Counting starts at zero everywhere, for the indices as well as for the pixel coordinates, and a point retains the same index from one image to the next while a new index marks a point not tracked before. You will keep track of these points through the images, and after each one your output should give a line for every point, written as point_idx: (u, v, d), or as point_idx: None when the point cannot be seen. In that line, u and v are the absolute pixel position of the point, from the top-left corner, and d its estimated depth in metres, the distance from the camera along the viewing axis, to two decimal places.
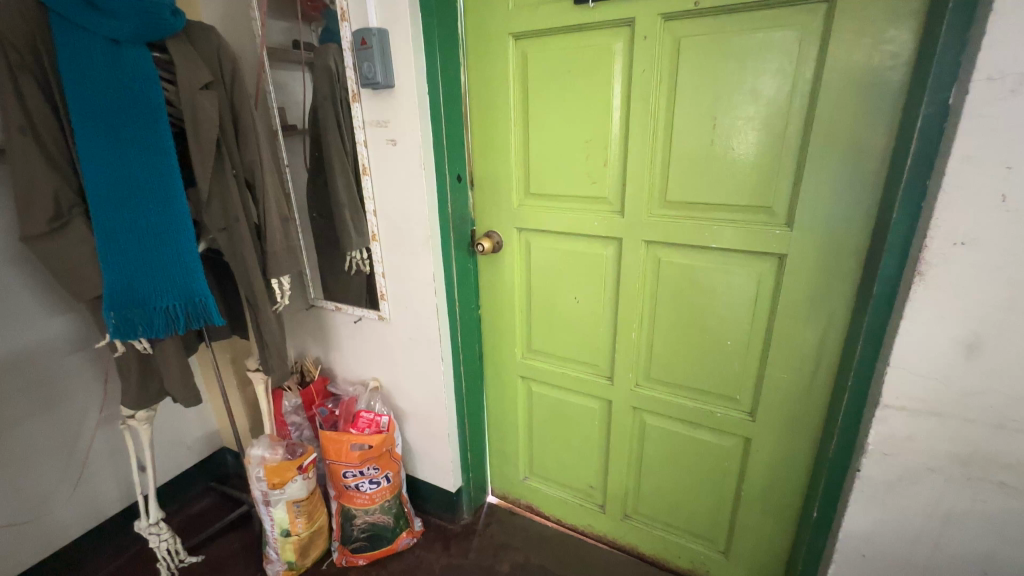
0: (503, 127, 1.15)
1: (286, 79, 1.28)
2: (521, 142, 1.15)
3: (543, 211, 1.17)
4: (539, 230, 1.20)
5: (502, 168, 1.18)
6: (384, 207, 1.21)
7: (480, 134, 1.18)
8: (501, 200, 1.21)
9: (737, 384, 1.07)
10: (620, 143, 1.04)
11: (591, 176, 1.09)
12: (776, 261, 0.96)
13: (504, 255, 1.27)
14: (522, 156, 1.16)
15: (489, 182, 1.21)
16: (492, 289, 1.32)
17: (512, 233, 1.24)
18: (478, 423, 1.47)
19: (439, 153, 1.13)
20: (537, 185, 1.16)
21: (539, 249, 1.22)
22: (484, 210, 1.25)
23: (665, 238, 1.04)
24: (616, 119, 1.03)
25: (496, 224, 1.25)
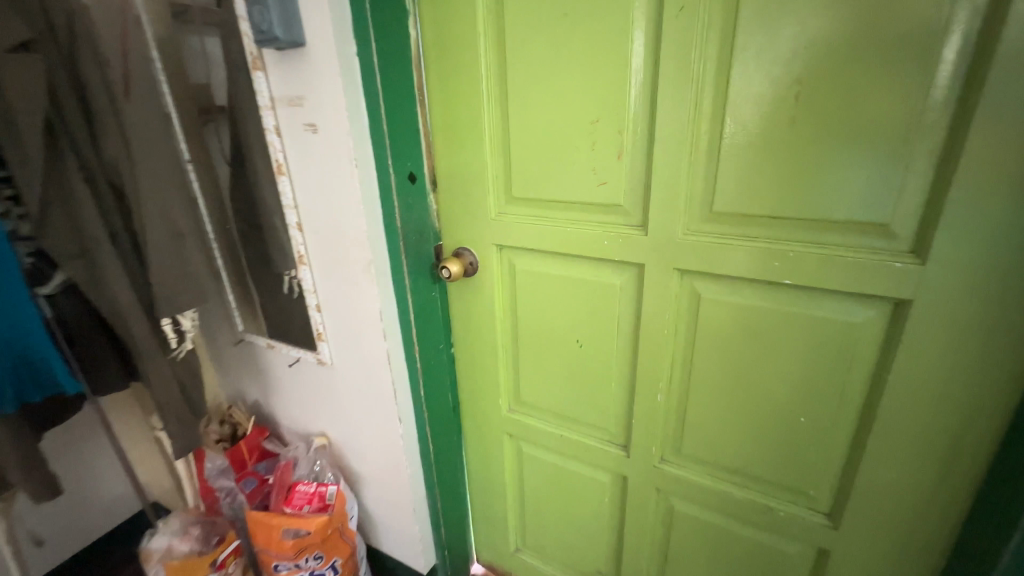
0: (473, 104, 0.80)
1: (195, 45, 1.00)
2: (499, 126, 0.81)
3: (531, 223, 0.83)
4: (526, 249, 0.87)
5: (474, 162, 0.84)
6: (311, 219, 0.88)
7: (440, 114, 0.83)
8: (474, 207, 0.87)
9: (811, 474, 0.75)
10: (643, 126, 0.69)
11: (598, 176, 0.75)
12: (886, 308, 0.62)
13: (481, 281, 0.94)
14: (501, 146, 0.82)
15: (456, 183, 0.87)
16: (467, 324, 1.00)
17: (490, 253, 0.90)
18: (456, 487, 1.16)
19: (380, 145, 0.79)
20: (522, 188, 0.82)
21: (526, 274, 0.89)
22: (451, 220, 0.91)
23: (709, 267, 0.70)
24: (636, 89, 0.68)
25: (468, 239, 0.91)
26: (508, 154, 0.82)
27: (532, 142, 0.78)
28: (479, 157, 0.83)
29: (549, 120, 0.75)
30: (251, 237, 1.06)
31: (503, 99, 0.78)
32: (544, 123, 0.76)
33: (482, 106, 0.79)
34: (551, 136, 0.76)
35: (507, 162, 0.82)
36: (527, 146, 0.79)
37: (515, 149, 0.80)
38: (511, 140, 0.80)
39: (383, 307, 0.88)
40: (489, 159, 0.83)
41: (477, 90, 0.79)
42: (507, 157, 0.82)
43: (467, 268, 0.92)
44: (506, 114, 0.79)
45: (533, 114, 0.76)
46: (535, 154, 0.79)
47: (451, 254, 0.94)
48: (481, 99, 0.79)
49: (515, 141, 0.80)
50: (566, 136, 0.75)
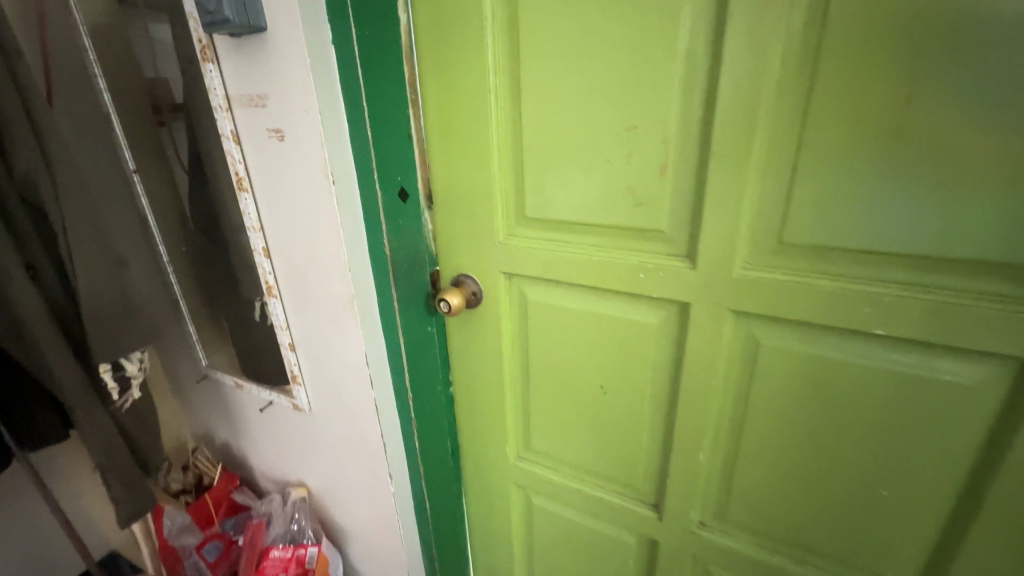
0: (478, 106, 0.65)
1: (139, 33, 0.80)
2: (509, 133, 0.66)
3: (548, 250, 0.69)
4: (541, 279, 0.73)
5: (478, 176, 0.69)
6: (281, 243, 0.72)
7: (437, 118, 0.69)
8: (477, 229, 0.73)
9: (890, 554, 0.62)
10: (694, 134, 0.56)
11: (634, 195, 0.61)
12: (1004, 367, 0.50)
13: (486, 314, 0.80)
14: (512, 158, 0.68)
15: (457, 200, 0.73)
16: (469, 361, 0.86)
17: (497, 282, 0.76)
18: (455, 541, 1.02)
19: (364, 156, 0.64)
20: (537, 207, 0.68)
21: (541, 308, 0.75)
22: (450, 243, 0.77)
23: (773, 310, 0.57)
24: (688, 89, 0.54)
25: (470, 265, 0.77)
26: (520, 167, 0.67)
27: (551, 153, 0.64)
28: (484, 170, 0.69)
29: (573, 126, 0.61)
30: (213, 259, 0.90)
31: (517, 101, 0.64)
32: (567, 131, 0.62)
33: (489, 109, 0.65)
34: (575, 146, 0.62)
35: (520, 176, 0.68)
36: (546, 157, 0.65)
37: (530, 162, 0.66)
38: (526, 151, 0.66)
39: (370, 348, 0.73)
40: (497, 172, 0.69)
41: (483, 89, 0.64)
42: (520, 171, 0.68)
43: (469, 299, 0.78)
44: (519, 119, 0.65)
45: (554, 120, 0.62)
46: (555, 168, 0.65)
47: (449, 282, 0.80)
48: (488, 100, 0.65)
49: (530, 152, 0.65)
50: (595, 146, 0.61)
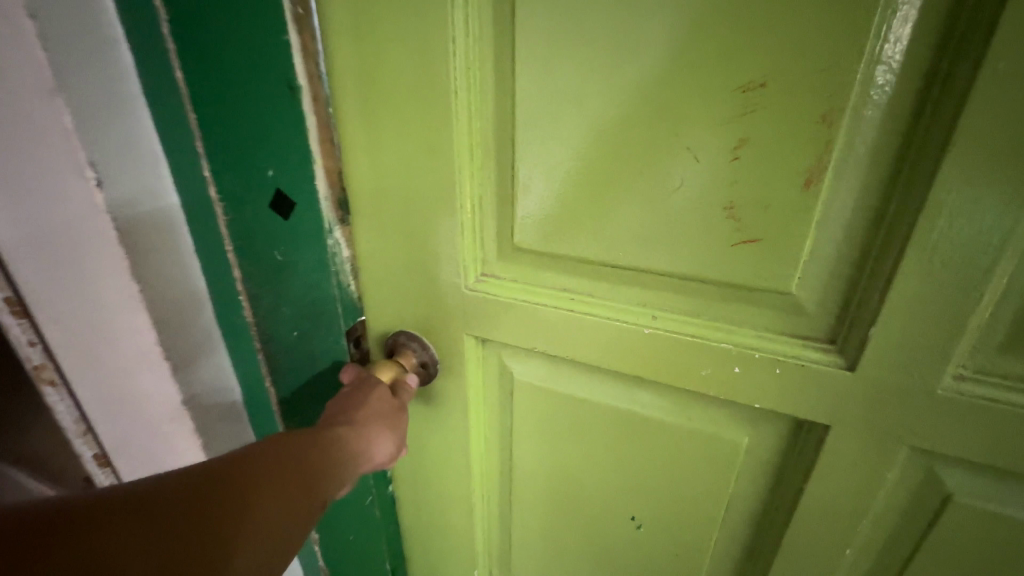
0: (426, 31, 0.32)
1: None
2: (489, 91, 0.34)
3: (558, 310, 0.38)
4: (540, 353, 0.42)
5: (430, 172, 0.37)
6: (30, 285, 0.31)
7: (342, 52, 0.35)
8: (429, 265, 0.41)
9: None
10: (895, 106, 0.26)
11: (742, 227, 0.31)
12: None
13: (443, 399, 0.48)
14: (495, 141, 0.36)
15: (388, 213, 0.40)
16: (414, 460, 0.54)
17: (462, 353, 0.45)
18: None
19: (180, 133, 0.32)
20: (541, 235, 0.37)
21: (538, 396, 0.44)
22: (378, 285, 0.44)
23: (1005, 457, 0.30)
24: (899, 9, 0.24)
25: (413, 323, 0.45)
26: (511, 159, 0.36)
27: (575, 135, 0.33)
28: (440, 162, 0.36)
29: (624, 82, 0.30)
30: None
31: (505, 26, 0.32)
32: (611, 92, 0.31)
33: (449, 37, 0.32)
34: (624, 124, 0.31)
35: (509, 176, 0.36)
36: (562, 141, 0.33)
37: (529, 151, 0.34)
38: (523, 128, 0.34)
39: (231, 450, 0.46)
40: (465, 168, 0.36)
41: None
42: (509, 165, 0.36)
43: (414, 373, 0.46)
44: (510, 64, 0.33)
45: (584, 66, 0.31)
46: (581, 164, 0.34)
47: (379, 345, 0.47)
48: (447, 20, 0.32)
49: (531, 132, 0.34)
50: (669, 126, 0.30)
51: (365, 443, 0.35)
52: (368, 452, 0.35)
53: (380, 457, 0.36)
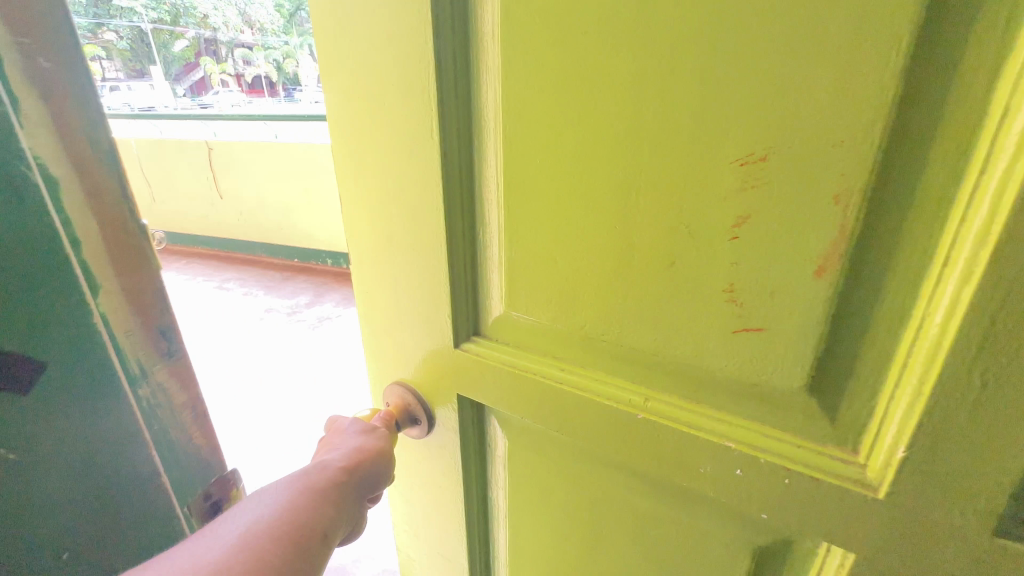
0: (415, 93, 0.32)
1: None
2: (481, 151, 0.33)
3: (544, 380, 0.36)
4: (528, 423, 0.39)
5: (421, 229, 0.36)
6: None
7: (349, 116, 0.37)
8: (419, 319, 0.40)
9: None
10: (923, 186, 0.21)
11: (743, 311, 0.27)
12: None
13: (433, 460, 0.46)
14: (486, 201, 0.35)
15: (387, 267, 0.40)
16: (404, 514, 0.52)
17: (451, 413, 0.43)
18: None
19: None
20: (529, 300, 0.35)
21: (525, 468, 0.41)
22: (383, 337, 0.44)
23: None
24: (921, 74, 0.20)
25: (414, 379, 0.44)
26: (499, 220, 0.34)
27: (559, 202, 0.31)
28: (429, 220, 0.36)
29: (606, 149, 0.28)
30: None
31: (492, 87, 0.31)
32: (593, 158, 0.28)
33: (436, 98, 0.32)
34: (611, 191, 0.28)
35: (497, 237, 0.35)
36: (543, 204, 0.31)
37: (514, 213, 0.33)
38: (508, 190, 0.33)
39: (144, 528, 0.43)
40: (453, 226, 0.35)
41: (422, 56, 0.31)
42: (498, 225, 0.35)
43: (407, 426, 0.46)
44: (496, 124, 0.32)
45: (565, 129, 0.29)
46: (565, 228, 0.31)
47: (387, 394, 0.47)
48: (434, 82, 0.31)
49: (516, 194, 0.32)
50: (659, 196, 0.27)
51: (349, 466, 0.38)
52: (351, 460, 0.39)
53: (370, 469, 0.40)
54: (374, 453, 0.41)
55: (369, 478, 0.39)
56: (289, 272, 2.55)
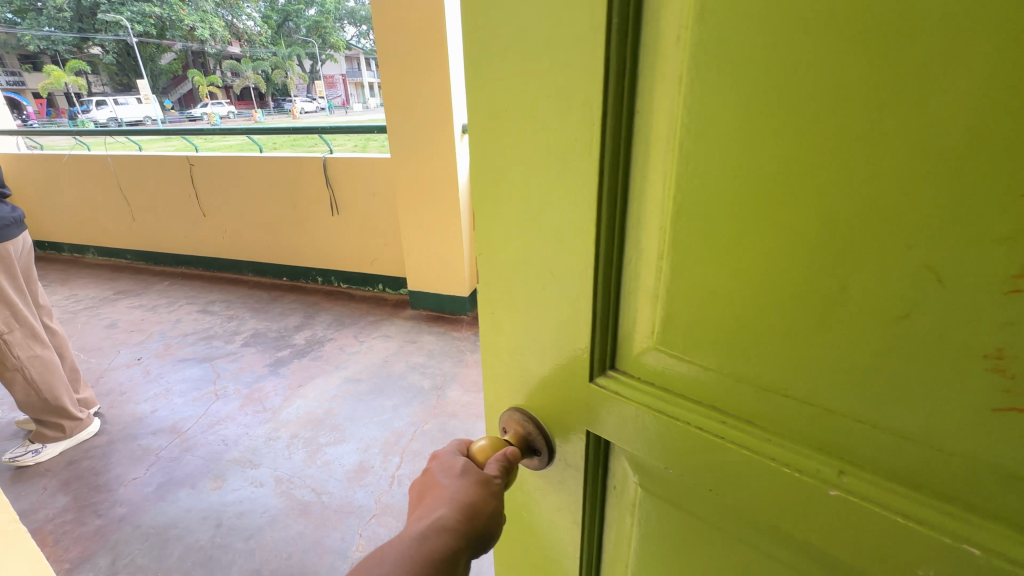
0: (576, 92, 0.26)
1: None
2: (645, 155, 0.26)
3: (701, 431, 0.27)
4: (672, 480, 0.31)
5: (559, 233, 0.30)
6: None
7: (488, 118, 0.30)
8: (546, 334, 0.34)
9: None
10: None
11: (1017, 388, 0.18)
12: None
13: (549, 494, 0.40)
14: (642, 216, 0.27)
15: (517, 291, 0.34)
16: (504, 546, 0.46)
17: (575, 448, 0.36)
18: None
19: None
20: (686, 339, 0.27)
21: (663, 529, 0.33)
22: (500, 360, 0.39)
23: None
24: None
25: (530, 404, 0.38)
26: (659, 246, 0.27)
27: (746, 218, 0.22)
28: (576, 243, 0.29)
29: (822, 139, 0.19)
30: None
31: (673, 86, 0.23)
32: (797, 161, 0.20)
33: (602, 80, 0.25)
34: (825, 209, 0.20)
35: (653, 266, 0.27)
36: (721, 216, 0.23)
37: (682, 235, 0.25)
38: (677, 199, 0.25)
39: None
40: (603, 252, 0.28)
41: (592, 39, 0.24)
42: (656, 253, 0.27)
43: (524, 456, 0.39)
44: (672, 129, 0.24)
45: (770, 129, 0.20)
46: (745, 249, 0.23)
47: (508, 422, 0.39)
48: (601, 80, 0.25)
49: (690, 211, 0.24)
50: (899, 215, 0.18)
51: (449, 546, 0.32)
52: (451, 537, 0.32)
53: (475, 536, 0.33)
54: (479, 522, 0.33)
55: (476, 542, 0.33)
56: (275, 291, 2.43)
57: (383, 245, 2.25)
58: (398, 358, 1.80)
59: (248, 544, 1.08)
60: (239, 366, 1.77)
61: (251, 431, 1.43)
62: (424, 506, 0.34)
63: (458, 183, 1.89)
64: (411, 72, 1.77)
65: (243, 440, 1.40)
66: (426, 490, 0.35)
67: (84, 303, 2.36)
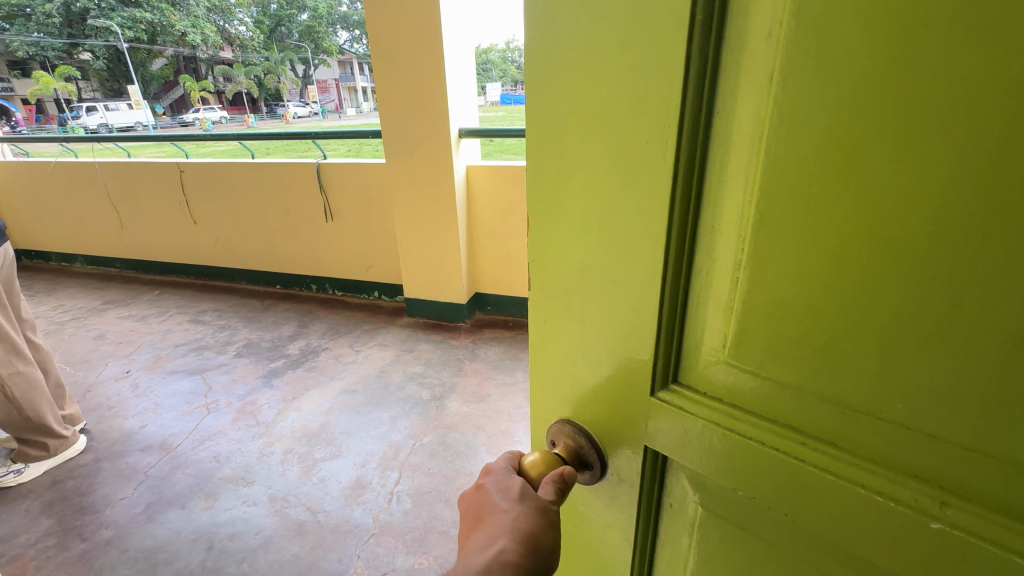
0: (650, 97, 0.24)
1: None
2: (727, 157, 0.24)
3: (781, 454, 0.25)
4: (740, 502, 0.29)
5: (626, 239, 0.28)
6: None
7: (548, 121, 0.29)
8: (602, 343, 0.32)
9: None
10: None
11: None
12: None
13: (595, 509, 0.38)
14: (721, 222, 0.25)
15: (573, 301, 0.32)
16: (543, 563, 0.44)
17: (631, 463, 0.33)
18: None
19: None
20: (763, 355, 0.25)
21: (725, 554, 0.31)
22: (548, 370, 0.37)
23: None
24: None
25: (578, 413, 0.36)
26: (737, 254, 0.25)
27: (842, 227, 0.21)
28: (643, 255, 0.27)
29: (944, 142, 0.17)
30: None
31: (761, 90, 0.22)
32: (909, 165, 0.18)
33: (684, 74, 0.23)
34: (949, 217, 0.18)
35: (728, 276, 0.26)
36: (813, 223, 0.21)
37: (766, 244, 0.23)
38: (763, 205, 0.23)
39: None
40: (672, 264, 0.27)
41: (673, 30, 0.22)
42: (734, 262, 0.25)
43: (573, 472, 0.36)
44: (758, 134, 0.22)
45: (880, 131, 0.19)
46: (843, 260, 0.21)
47: (558, 435, 0.37)
48: (681, 86, 0.23)
49: (778, 217, 0.23)
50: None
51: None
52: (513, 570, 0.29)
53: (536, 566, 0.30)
54: (540, 552, 0.30)
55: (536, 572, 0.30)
56: (268, 300, 2.38)
57: (379, 252, 2.21)
58: (395, 367, 1.76)
59: (239, 569, 1.04)
60: (232, 379, 1.73)
61: (243, 447, 1.39)
62: (483, 531, 0.31)
63: (454, 188, 1.85)
64: (406, 76, 1.74)
65: (235, 456, 1.36)
66: (483, 512, 0.31)
67: (70, 314, 2.30)
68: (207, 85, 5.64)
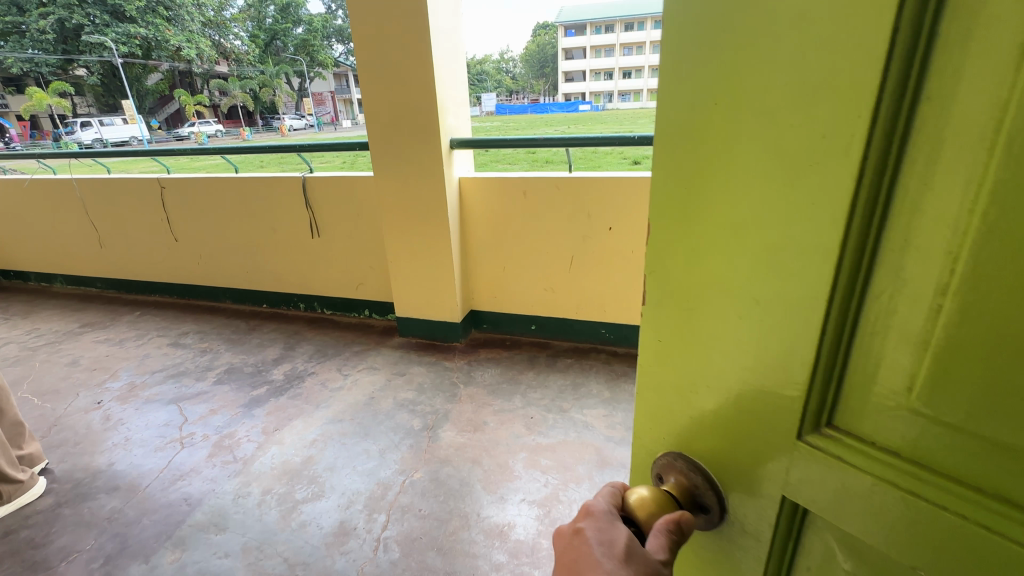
0: (834, 93, 0.21)
1: None
2: (937, 163, 0.20)
3: (987, 531, 0.21)
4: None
5: (783, 253, 0.25)
6: None
7: (690, 122, 0.27)
8: (732, 373, 0.30)
9: None
10: None
11: None
12: None
13: (708, 551, 0.36)
14: (917, 241, 0.21)
15: (708, 319, 0.30)
16: None
17: (760, 514, 0.31)
18: None
19: None
20: (972, 402, 0.21)
21: None
22: (662, 393, 0.35)
23: None
24: None
25: (692, 446, 0.34)
26: (940, 280, 0.21)
27: None
28: (805, 269, 0.24)
29: None
30: None
31: (1002, 74, 0.17)
32: None
33: (881, 63, 0.19)
34: None
35: (925, 303, 0.22)
36: None
37: (986, 273, 0.19)
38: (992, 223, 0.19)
39: None
40: (845, 280, 0.23)
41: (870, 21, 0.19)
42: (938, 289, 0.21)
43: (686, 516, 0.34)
44: (991, 129, 0.18)
45: None
46: None
47: (666, 468, 0.35)
48: (879, 73, 0.20)
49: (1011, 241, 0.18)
50: None
51: None
52: None
53: None
54: None
55: None
56: (253, 320, 2.27)
57: (369, 269, 2.10)
58: (385, 394, 1.65)
59: None
60: (210, 409, 1.61)
61: (217, 487, 1.27)
62: None
63: (446, 200, 1.75)
64: (395, 86, 1.64)
65: (209, 498, 1.24)
66: (583, 563, 0.29)
67: (46, 338, 2.19)
68: (197, 98, 5.56)
